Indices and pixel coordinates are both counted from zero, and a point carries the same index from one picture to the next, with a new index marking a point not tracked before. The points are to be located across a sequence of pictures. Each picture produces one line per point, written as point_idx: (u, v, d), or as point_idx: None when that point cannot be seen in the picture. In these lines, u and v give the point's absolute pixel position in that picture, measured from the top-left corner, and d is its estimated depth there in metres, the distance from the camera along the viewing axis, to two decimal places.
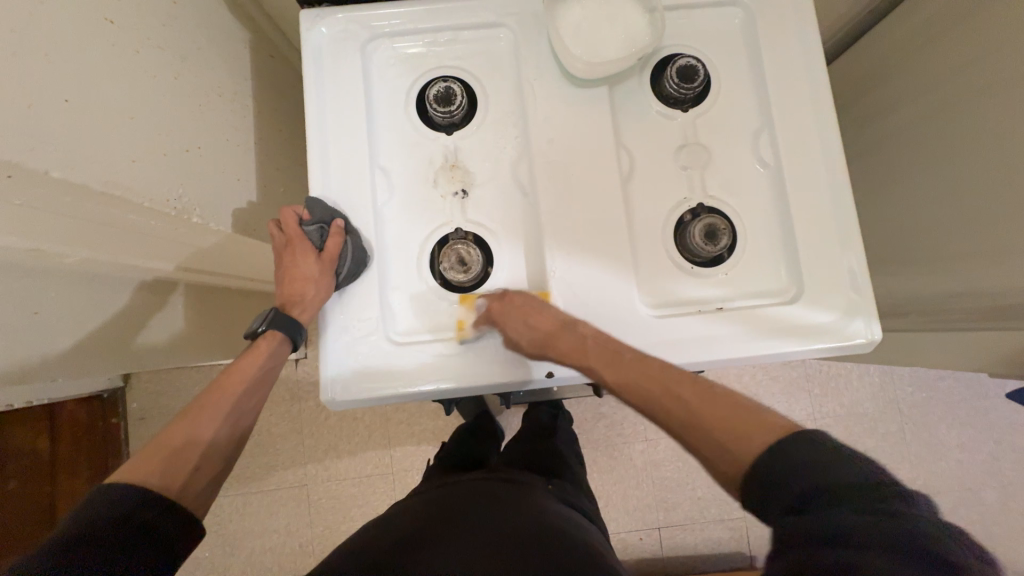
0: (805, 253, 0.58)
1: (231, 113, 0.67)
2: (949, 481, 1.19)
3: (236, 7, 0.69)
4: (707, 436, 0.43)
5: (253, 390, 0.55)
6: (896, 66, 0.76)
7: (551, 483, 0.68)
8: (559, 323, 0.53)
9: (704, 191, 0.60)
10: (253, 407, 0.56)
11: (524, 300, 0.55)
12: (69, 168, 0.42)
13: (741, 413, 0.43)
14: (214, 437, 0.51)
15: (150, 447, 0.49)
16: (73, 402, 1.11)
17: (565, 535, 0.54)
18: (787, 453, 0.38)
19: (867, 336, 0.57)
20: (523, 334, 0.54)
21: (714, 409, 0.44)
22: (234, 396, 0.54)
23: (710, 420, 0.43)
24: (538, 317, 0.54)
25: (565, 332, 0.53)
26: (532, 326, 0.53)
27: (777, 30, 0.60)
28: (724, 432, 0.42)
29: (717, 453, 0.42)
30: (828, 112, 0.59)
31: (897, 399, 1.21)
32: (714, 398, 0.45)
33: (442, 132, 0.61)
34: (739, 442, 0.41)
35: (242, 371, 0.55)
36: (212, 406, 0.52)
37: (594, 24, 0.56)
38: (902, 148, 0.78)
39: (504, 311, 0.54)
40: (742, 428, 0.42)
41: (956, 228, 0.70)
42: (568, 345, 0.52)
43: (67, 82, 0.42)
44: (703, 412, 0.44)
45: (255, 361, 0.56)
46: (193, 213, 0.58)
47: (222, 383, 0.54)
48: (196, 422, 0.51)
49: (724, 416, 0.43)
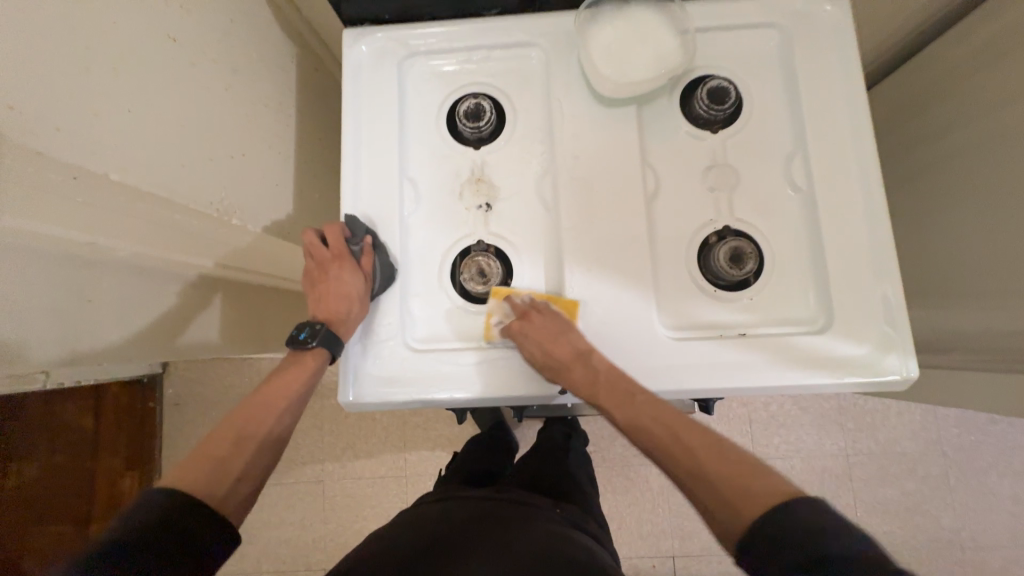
0: (836, 283, 0.56)
1: (275, 122, 0.71)
2: (999, 534, 1.09)
3: (286, 24, 0.74)
4: (710, 488, 0.45)
5: (295, 404, 0.58)
6: (948, 90, 0.73)
7: (560, 507, 0.66)
8: (576, 351, 0.54)
9: (731, 214, 0.59)
10: (293, 420, 0.58)
11: (545, 322, 0.55)
12: (123, 170, 0.46)
13: (751, 474, 0.44)
14: (257, 447, 0.54)
15: (198, 452, 0.51)
16: (117, 385, 1.19)
17: (577, 565, 0.52)
18: (786, 514, 0.40)
19: (901, 373, 0.54)
20: (538, 356, 0.54)
21: (720, 461, 0.46)
22: (277, 409, 0.56)
23: (717, 471, 0.45)
24: (555, 342, 0.54)
25: (579, 363, 0.53)
26: (548, 351, 0.54)
27: (816, 52, 0.59)
28: (732, 487, 0.44)
29: (720, 507, 0.44)
30: (867, 137, 0.57)
31: (942, 441, 1.13)
32: (719, 451, 0.47)
33: (470, 147, 0.62)
34: (747, 499, 0.42)
35: (287, 385, 0.58)
36: (257, 416, 0.55)
37: (625, 45, 0.56)
38: (952, 176, 0.74)
39: (522, 330, 0.55)
40: (746, 486, 0.43)
41: (1009, 264, 0.65)
42: (581, 377, 0.53)
43: (129, 93, 0.46)
44: (712, 467, 0.46)
45: (300, 375, 0.59)
46: (233, 215, 0.62)
47: (269, 394, 0.57)
48: (242, 432, 0.54)
49: (733, 469, 0.45)
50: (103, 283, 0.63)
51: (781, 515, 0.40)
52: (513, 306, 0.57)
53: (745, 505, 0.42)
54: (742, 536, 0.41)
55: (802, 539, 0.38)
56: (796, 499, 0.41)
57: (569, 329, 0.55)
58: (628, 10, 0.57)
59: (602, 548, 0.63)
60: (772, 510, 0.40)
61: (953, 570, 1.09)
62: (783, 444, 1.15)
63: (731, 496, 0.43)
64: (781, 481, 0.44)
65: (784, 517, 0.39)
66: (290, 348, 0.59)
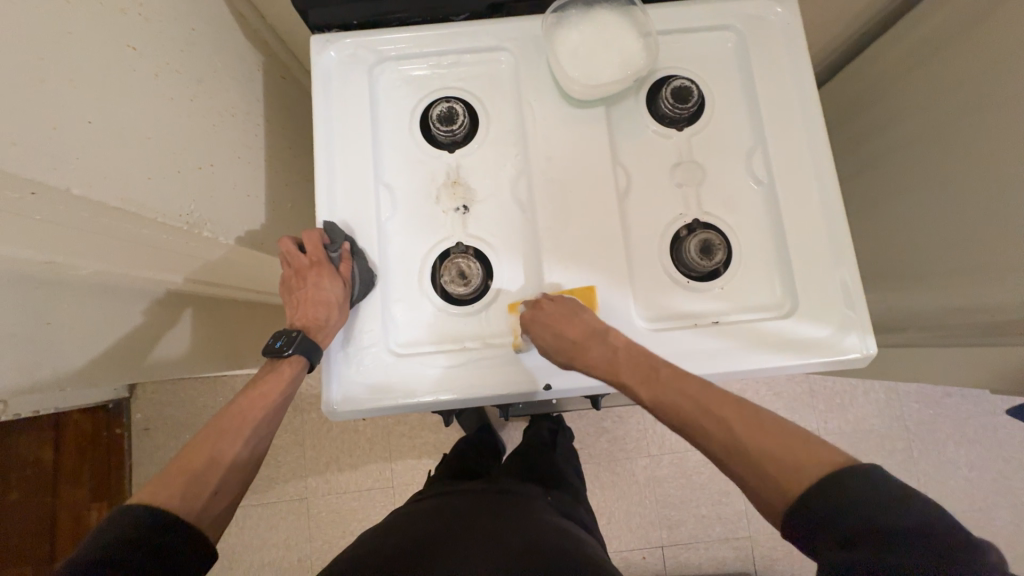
0: (799, 268, 0.59)
1: (243, 131, 0.69)
2: (959, 500, 1.17)
3: (250, 31, 0.72)
4: (751, 463, 0.43)
5: (273, 415, 0.57)
6: (891, 86, 0.78)
7: (550, 496, 0.68)
8: (591, 333, 0.53)
9: (699, 207, 0.61)
10: (270, 431, 0.57)
11: (556, 309, 0.55)
12: (88, 185, 0.44)
13: (798, 442, 0.42)
14: (233, 461, 0.52)
15: (170, 469, 0.49)
16: (80, 412, 1.13)
17: (569, 546, 0.54)
18: (841, 484, 0.38)
19: (862, 351, 0.57)
20: (554, 341, 0.53)
21: (762, 433, 0.43)
22: (254, 421, 0.55)
23: (755, 445, 0.43)
24: (568, 326, 0.54)
25: (595, 343, 0.53)
26: (561, 335, 0.53)
27: (769, 53, 0.63)
28: (775, 460, 0.41)
29: (766, 481, 0.42)
30: (819, 130, 0.61)
31: (903, 416, 1.20)
32: (758, 421, 0.44)
33: (445, 150, 0.63)
34: (791, 470, 0.40)
35: (264, 396, 0.56)
36: (233, 428, 0.54)
37: (591, 48, 0.58)
38: (898, 165, 0.79)
39: (534, 318, 0.55)
40: (790, 458, 0.41)
41: (954, 245, 0.70)
42: (599, 356, 0.52)
43: (89, 104, 0.45)
44: (749, 440, 0.43)
45: (278, 385, 0.57)
46: (205, 227, 0.60)
47: (244, 406, 0.55)
48: (217, 445, 0.52)
49: (774, 441, 0.42)
50: (64, 305, 0.60)
51: (836, 489, 0.38)
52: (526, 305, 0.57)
53: (794, 477, 0.40)
54: (795, 511, 0.39)
55: (852, 511, 0.36)
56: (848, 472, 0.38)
57: (581, 313, 0.54)
58: (593, 14, 0.59)
59: (588, 533, 0.65)
60: (824, 485, 0.38)
61: None
62: None
63: (776, 471, 0.41)
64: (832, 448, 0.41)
65: (840, 492, 0.37)
66: (267, 356, 0.58)
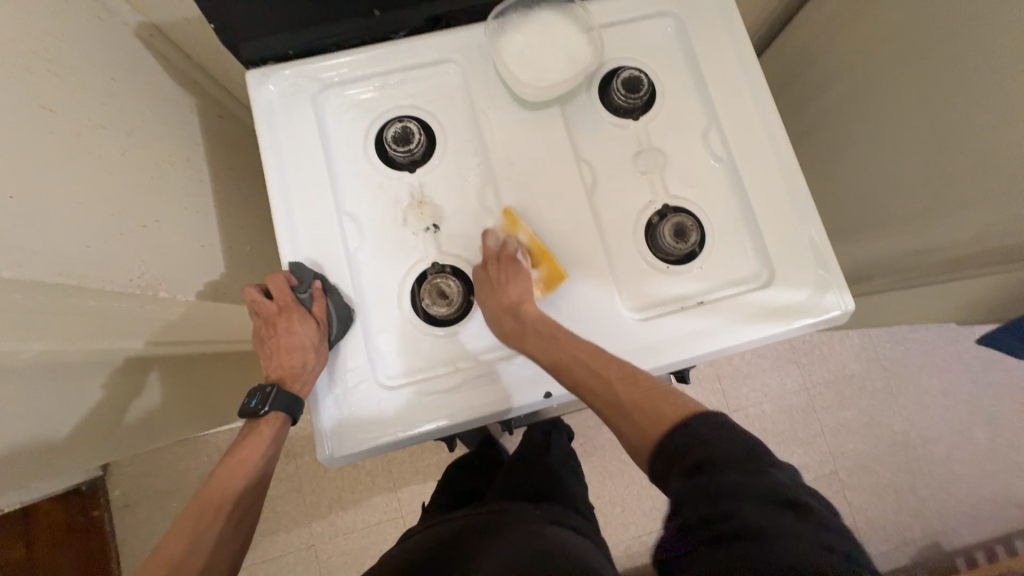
0: (769, 236, 0.60)
1: (186, 180, 0.65)
2: (940, 426, 1.24)
3: (178, 73, 0.68)
4: (629, 420, 0.47)
5: (256, 482, 0.54)
6: (824, 49, 0.81)
7: (539, 507, 0.66)
8: (508, 305, 0.55)
9: (666, 192, 0.62)
10: (257, 498, 0.54)
11: (501, 269, 0.57)
12: (18, 266, 0.41)
13: (667, 398, 0.47)
14: (218, 539, 0.49)
15: (149, 560, 0.46)
16: (49, 501, 1.05)
17: (556, 546, 0.53)
18: (696, 427, 0.43)
19: (842, 307, 0.59)
20: (487, 303, 0.56)
21: (640, 392, 0.48)
22: (235, 492, 0.52)
23: (632, 401, 0.48)
24: (497, 291, 0.56)
25: (509, 316, 0.55)
26: (495, 294, 0.56)
27: (708, 32, 0.64)
28: (646, 411, 0.46)
29: (633, 429, 0.47)
30: (766, 102, 0.63)
31: (878, 356, 1.26)
32: (638, 383, 0.49)
33: (405, 171, 0.61)
34: (654, 419, 0.46)
35: (243, 462, 0.53)
36: (213, 505, 0.51)
37: (537, 49, 0.58)
38: (844, 124, 0.83)
39: (479, 274, 0.57)
40: (659, 410, 0.46)
41: (905, 193, 0.74)
42: (518, 327, 0.54)
43: (9, 178, 0.41)
44: (621, 391, 0.49)
45: (258, 448, 0.54)
46: (160, 287, 0.56)
47: (223, 478, 0.52)
48: (197, 526, 0.49)
49: (652, 399, 0.47)
50: (11, 395, 0.55)
51: (691, 431, 0.43)
52: (486, 248, 0.58)
53: (660, 427, 0.45)
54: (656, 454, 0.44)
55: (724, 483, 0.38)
56: (700, 418, 0.43)
57: (514, 279, 0.56)
58: (534, 15, 0.59)
59: (584, 536, 0.63)
60: (682, 431, 0.43)
61: (910, 468, 1.22)
62: (750, 392, 1.23)
63: (649, 424, 0.45)
64: (692, 402, 0.46)
65: (699, 441, 0.41)
66: (244, 418, 0.55)
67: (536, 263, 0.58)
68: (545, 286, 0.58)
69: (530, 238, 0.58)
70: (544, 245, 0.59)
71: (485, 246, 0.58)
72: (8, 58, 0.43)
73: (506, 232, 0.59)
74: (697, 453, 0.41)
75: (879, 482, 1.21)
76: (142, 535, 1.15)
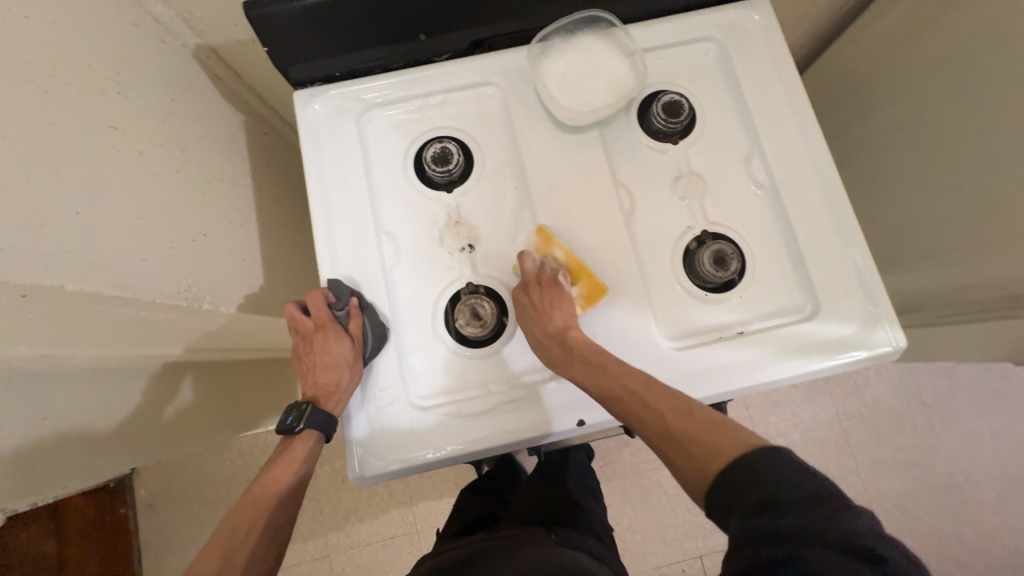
0: (814, 267, 0.58)
1: (232, 194, 0.67)
2: (987, 468, 1.16)
3: (230, 92, 0.71)
4: (681, 449, 0.43)
5: (289, 499, 0.54)
6: (871, 73, 0.79)
7: (554, 533, 0.65)
8: (552, 331, 0.54)
9: (705, 218, 0.61)
10: (288, 517, 0.54)
11: (543, 292, 0.56)
12: (80, 279, 0.43)
13: (720, 428, 0.42)
14: (249, 558, 0.50)
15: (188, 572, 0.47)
16: (80, 497, 1.07)
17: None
18: (750, 464, 0.38)
19: (893, 344, 0.56)
20: (531, 327, 0.55)
21: (689, 420, 0.44)
22: (270, 508, 0.52)
23: (681, 428, 0.44)
24: (541, 316, 0.55)
25: (554, 342, 0.54)
26: (539, 320, 0.55)
27: (752, 58, 0.63)
28: (697, 442, 0.42)
29: (686, 462, 0.42)
30: (812, 128, 0.61)
31: (919, 390, 1.20)
32: (689, 411, 0.45)
33: (442, 191, 0.61)
34: (713, 454, 0.40)
35: (276, 480, 0.54)
36: (249, 520, 0.51)
37: (578, 75, 0.58)
38: (890, 150, 0.81)
39: (520, 298, 0.56)
40: (712, 441, 0.41)
41: (957, 222, 0.71)
42: (562, 354, 0.53)
43: (78, 195, 0.43)
44: (675, 421, 0.44)
45: (291, 466, 0.55)
46: (204, 299, 0.58)
47: (258, 493, 0.53)
48: (232, 540, 0.49)
49: (702, 428, 0.43)
50: (57, 398, 0.57)
51: (745, 466, 0.38)
52: (523, 270, 0.57)
53: (714, 459, 0.40)
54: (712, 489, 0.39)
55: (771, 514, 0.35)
56: (759, 450, 0.38)
57: (557, 304, 0.55)
58: (577, 41, 0.59)
59: (601, 567, 0.61)
60: (737, 465, 0.38)
61: (954, 511, 1.15)
62: (780, 422, 1.19)
63: (701, 454, 0.41)
64: (747, 432, 0.42)
65: (753, 476, 0.37)
66: (280, 435, 0.56)
67: (575, 280, 0.57)
68: (587, 303, 0.57)
69: (567, 256, 0.58)
70: (582, 261, 0.58)
71: (524, 268, 0.57)
72: (82, 81, 0.46)
73: (540, 251, 0.59)
74: (762, 490, 0.36)
75: (919, 525, 1.14)
76: (165, 536, 1.17)
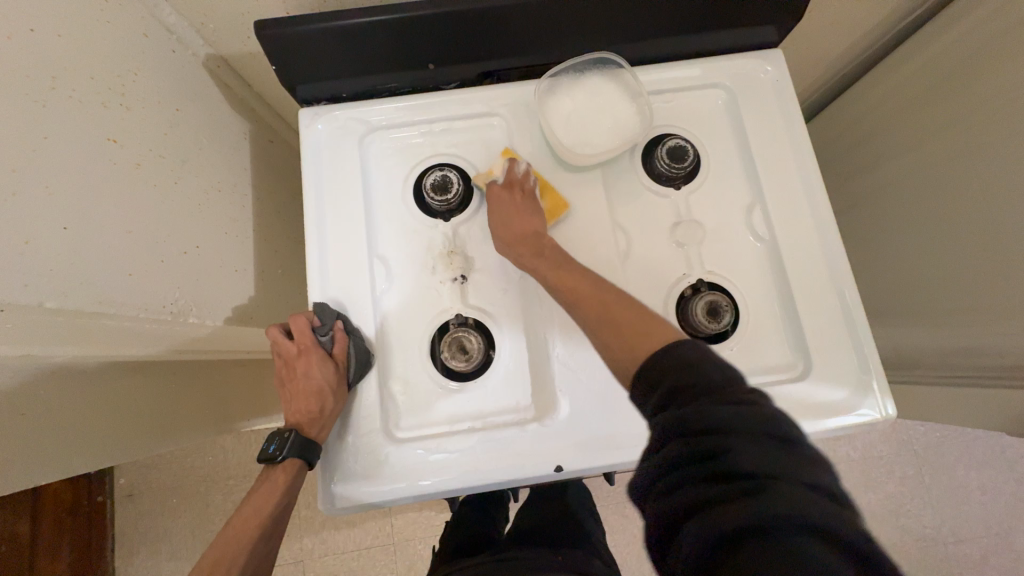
0: (809, 328, 0.58)
1: (229, 203, 0.67)
2: (974, 525, 1.14)
3: (237, 100, 0.71)
4: (621, 333, 0.46)
5: (271, 531, 0.54)
6: (883, 125, 0.79)
7: (560, 554, 0.64)
8: (526, 233, 0.56)
9: (702, 266, 0.60)
10: (270, 551, 0.54)
11: (515, 199, 0.58)
12: (62, 295, 0.43)
13: (655, 321, 0.46)
14: None
15: None
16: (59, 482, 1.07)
17: None
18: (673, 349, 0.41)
19: (882, 413, 0.55)
20: (502, 220, 0.57)
21: (630, 310, 0.48)
22: (250, 542, 0.52)
23: (625, 318, 0.47)
24: (517, 215, 0.57)
25: (529, 238, 0.56)
26: (514, 220, 0.57)
27: (760, 108, 0.63)
28: (633, 328, 0.46)
29: (620, 342, 0.46)
30: (815, 184, 0.61)
31: (911, 441, 1.18)
32: (636, 306, 0.48)
33: (440, 219, 0.61)
34: (642, 338, 0.45)
35: (257, 512, 0.53)
36: (229, 556, 0.51)
37: (584, 114, 0.58)
38: (894, 204, 0.80)
39: (500, 194, 0.59)
40: (650, 332, 0.45)
41: (958, 286, 0.70)
42: (530, 246, 0.55)
43: (67, 209, 0.43)
44: (618, 309, 0.48)
45: (271, 497, 0.54)
46: (190, 313, 0.58)
47: (238, 527, 0.53)
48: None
49: (641, 320, 0.46)
50: (36, 398, 0.56)
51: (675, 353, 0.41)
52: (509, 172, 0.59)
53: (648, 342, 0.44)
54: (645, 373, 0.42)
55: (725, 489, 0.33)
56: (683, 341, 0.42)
57: (528, 211, 0.57)
58: (585, 80, 0.59)
59: None
60: (668, 348, 0.42)
61: (938, 568, 1.13)
62: None
63: (638, 339, 0.45)
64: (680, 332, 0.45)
65: (676, 357, 0.41)
66: (262, 463, 0.55)
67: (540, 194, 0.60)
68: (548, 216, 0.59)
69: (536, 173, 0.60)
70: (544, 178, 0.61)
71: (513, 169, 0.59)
72: (84, 92, 0.46)
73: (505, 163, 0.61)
74: (706, 466, 0.35)
75: None
76: (139, 528, 1.16)
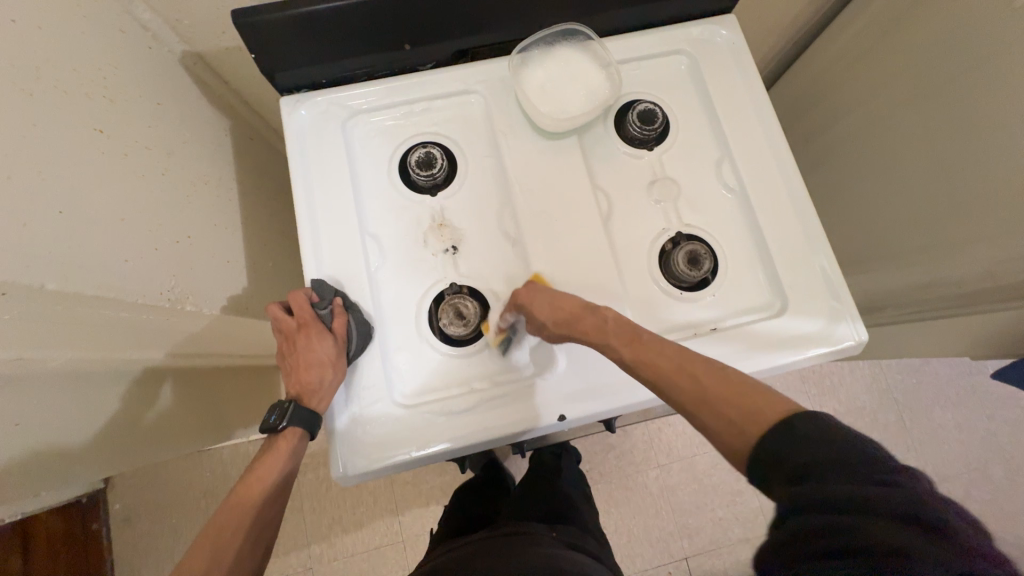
0: (783, 268, 0.61)
1: (216, 198, 0.68)
2: (955, 463, 1.20)
3: (217, 98, 0.72)
4: (721, 411, 0.42)
5: (275, 496, 0.54)
6: (835, 84, 0.84)
7: (555, 530, 0.66)
8: (583, 312, 0.53)
9: (679, 220, 0.64)
10: (275, 516, 0.54)
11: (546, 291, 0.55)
12: (65, 278, 0.44)
13: (754, 391, 0.42)
14: (238, 554, 0.49)
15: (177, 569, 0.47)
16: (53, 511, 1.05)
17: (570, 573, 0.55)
18: (796, 433, 0.37)
19: (855, 339, 0.59)
20: (547, 313, 0.54)
21: (731, 390, 0.43)
22: (257, 505, 0.52)
23: (715, 390, 0.43)
24: (562, 302, 0.54)
25: (588, 313, 0.53)
26: (560, 307, 0.54)
27: (720, 71, 0.67)
28: (732, 407, 0.42)
29: (719, 422, 0.42)
30: (777, 137, 0.65)
31: (889, 389, 1.24)
32: (728, 378, 0.44)
33: (427, 195, 0.63)
34: (752, 418, 0.40)
35: (262, 477, 0.54)
36: (238, 517, 0.51)
37: (556, 85, 0.61)
38: (851, 158, 0.86)
39: (527, 294, 0.56)
40: (754, 407, 0.41)
41: (915, 226, 0.75)
42: (593, 325, 0.52)
43: (60, 193, 0.44)
44: (711, 385, 0.44)
45: (274, 463, 0.55)
46: (187, 301, 0.59)
47: (244, 492, 0.53)
48: (221, 538, 0.49)
49: (746, 394, 0.42)
50: None
51: (788, 434, 0.37)
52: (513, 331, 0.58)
53: (757, 423, 0.40)
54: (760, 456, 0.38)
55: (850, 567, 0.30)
56: (800, 417, 0.38)
57: (566, 297, 0.54)
58: (554, 53, 0.62)
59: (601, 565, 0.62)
60: (779, 429, 0.38)
61: None
62: None
63: (739, 419, 0.41)
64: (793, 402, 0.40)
65: (792, 438, 0.37)
66: (264, 433, 0.56)
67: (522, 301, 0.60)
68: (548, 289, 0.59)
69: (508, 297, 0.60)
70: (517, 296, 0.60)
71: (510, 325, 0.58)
72: (69, 84, 0.47)
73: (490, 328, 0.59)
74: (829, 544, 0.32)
75: None
76: (139, 551, 1.13)
